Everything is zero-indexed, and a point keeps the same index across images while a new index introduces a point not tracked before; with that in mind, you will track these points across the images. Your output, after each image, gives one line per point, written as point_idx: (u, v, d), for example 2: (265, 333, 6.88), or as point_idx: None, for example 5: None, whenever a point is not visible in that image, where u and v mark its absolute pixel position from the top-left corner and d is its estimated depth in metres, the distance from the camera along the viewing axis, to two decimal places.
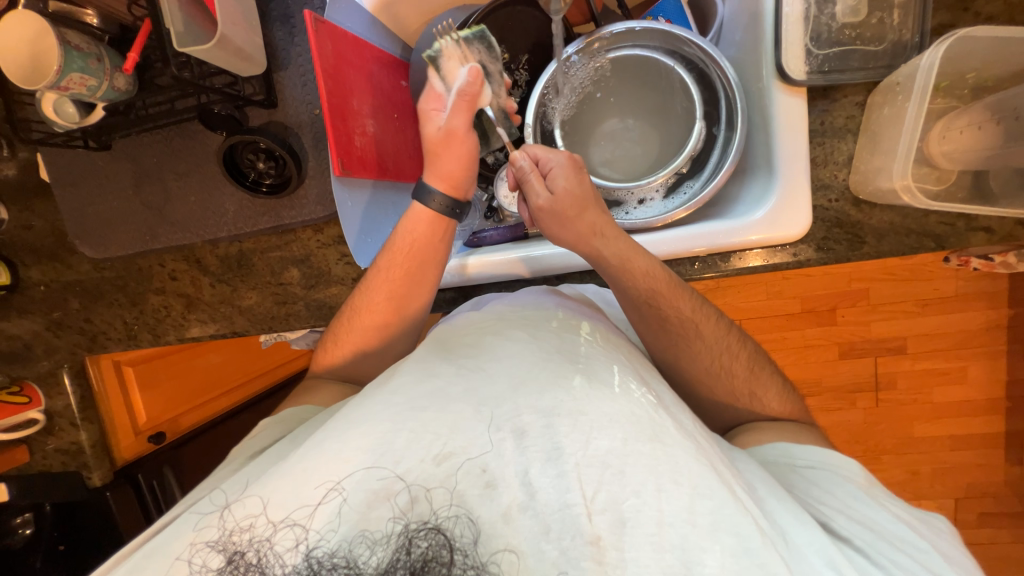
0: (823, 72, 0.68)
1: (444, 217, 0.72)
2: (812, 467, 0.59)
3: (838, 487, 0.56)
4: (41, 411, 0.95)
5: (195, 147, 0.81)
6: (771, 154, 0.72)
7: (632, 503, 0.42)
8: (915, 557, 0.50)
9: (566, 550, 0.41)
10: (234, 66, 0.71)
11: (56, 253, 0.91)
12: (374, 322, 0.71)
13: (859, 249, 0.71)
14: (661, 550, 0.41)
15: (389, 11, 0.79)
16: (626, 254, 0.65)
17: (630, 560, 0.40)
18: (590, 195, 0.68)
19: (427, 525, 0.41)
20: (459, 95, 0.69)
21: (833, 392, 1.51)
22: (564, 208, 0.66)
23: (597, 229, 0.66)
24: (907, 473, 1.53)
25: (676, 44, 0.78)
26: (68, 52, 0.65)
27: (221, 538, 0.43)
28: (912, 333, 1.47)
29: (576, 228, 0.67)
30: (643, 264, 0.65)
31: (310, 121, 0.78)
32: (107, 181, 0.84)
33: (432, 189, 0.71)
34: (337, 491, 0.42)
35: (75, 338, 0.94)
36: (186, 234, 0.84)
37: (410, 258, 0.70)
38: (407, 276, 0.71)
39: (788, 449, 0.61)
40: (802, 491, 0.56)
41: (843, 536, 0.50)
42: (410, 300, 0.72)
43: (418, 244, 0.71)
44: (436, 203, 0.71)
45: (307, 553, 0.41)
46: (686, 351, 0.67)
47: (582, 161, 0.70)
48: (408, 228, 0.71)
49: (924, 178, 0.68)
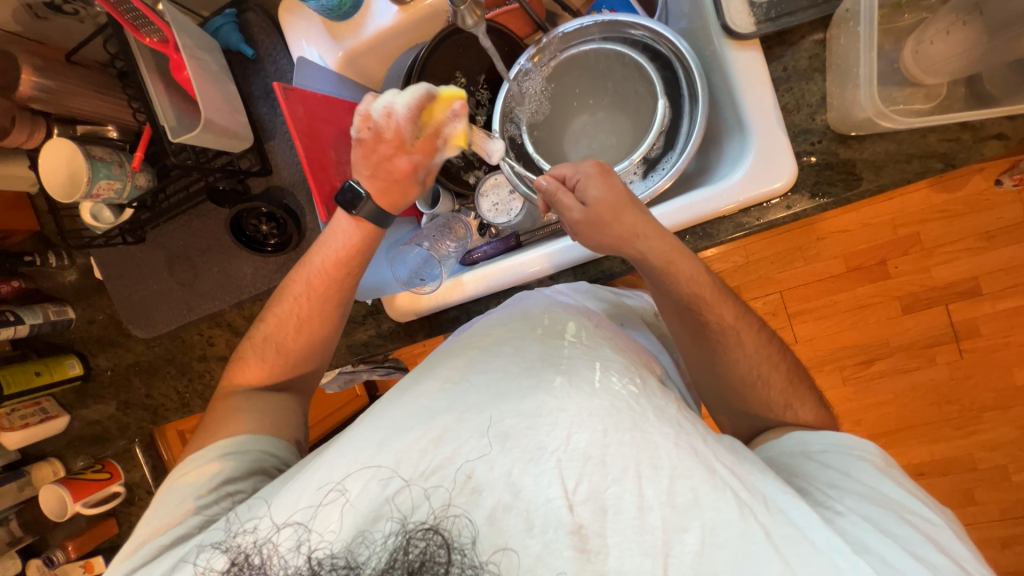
0: (771, 19, 0.67)
1: (369, 225, 0.73)
2: (832, 450, 0.56)
3: (854, 467, 0.53)
4: (122, 484, 1.08)
5: (211, 223, 0.91)
6: (739, 111, 0.71)
7: (612, 490, 0.44)
8: (929, 534, 0.46)
9: (549, 542, 0.42)
10: (224, 145, 0.80)
11: (117, 339, 1.02)
12: (290, 337, 0.72)
13: (857, 187, 0.66)
14: (642, 531, 0.43)
15: (352, 65, 0.87)
16: (671, 255, 0.63)
17: (612, 544, 0.42)
18: (625, 195, 0.64)
19: (424, 525, 0.44)
20: (376, 129, 0.71)
21: (904, 352, 1.37)
22: (601, 215, 0.63)
23: (637, 230, 0.63)
24: (1019, 430, 1.34)
25: (621, 29, 0.80)
26: (94, 164, 0.75)
27: (226, 538, 0.48)
28: (981, 271, 1.32)
29: (615, 232, 0.64)
30: (687, 269, 0.63)
31: (302, 180, 0.87)
32: (146, 269, 0.94)
33: (362, 194, 0.71)
34: (338, 492, 0.46)
35: (140, 414, 1.03)
36: (214, 302, 0.92)
37: (339, 265, 0.72)
38: (331, 280, 0.72)
39: (802, 438, 0.58)
40: (815, 478, 0.53)
41: (837, 510, 0.48)
42: (331, 304, 0.73)
43: (348, 249, 0.72)
44: (364, 210, 0.72)
45: (309, 554, 0.45)
46: (724, 341, 0.64)
47: (610, 166, 0.67)
48: (333, 234, 0.72)
49: (909, 99, 0.66)
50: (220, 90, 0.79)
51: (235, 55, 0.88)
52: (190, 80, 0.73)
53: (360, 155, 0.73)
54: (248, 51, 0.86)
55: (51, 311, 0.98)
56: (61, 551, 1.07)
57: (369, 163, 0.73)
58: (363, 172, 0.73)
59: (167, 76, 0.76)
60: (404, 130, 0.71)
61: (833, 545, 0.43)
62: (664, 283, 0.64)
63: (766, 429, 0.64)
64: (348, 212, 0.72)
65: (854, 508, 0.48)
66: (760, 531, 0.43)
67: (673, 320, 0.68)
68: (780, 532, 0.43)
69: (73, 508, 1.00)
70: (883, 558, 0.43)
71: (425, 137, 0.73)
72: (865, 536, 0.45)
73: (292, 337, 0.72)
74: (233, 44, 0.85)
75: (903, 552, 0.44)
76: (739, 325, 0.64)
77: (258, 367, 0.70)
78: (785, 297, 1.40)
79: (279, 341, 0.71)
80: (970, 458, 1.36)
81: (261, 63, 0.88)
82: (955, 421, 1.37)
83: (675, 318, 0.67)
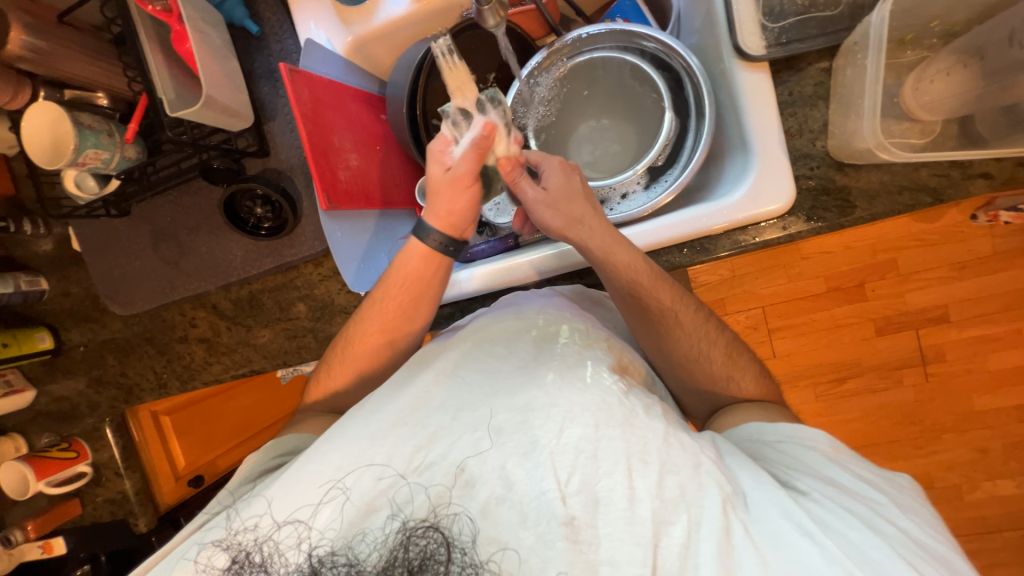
0: (781, 43, 0.69)
1: (438, 255, 0.69)
2: (788, 441, 0.55)
3: (804, 455, 0.52)
4: (88, 464, 1.03)
5: (202, 202, 0.88)
6: (744, 131, 0.72)
7: (604, 483, 0.45)
8: (879, 510, 0.47)
9: (542, 534, 0.44)
10: (223, 122, 0.77)
11: (93, 315, 0.98)
12: (363, 355, 0.69)
13: (850, 214, 0.69)
14: (632, 523, 0.44)
15: (360, 52, 0.85)
16: (609, 246, 0.64)
17: (603, 535, 0.44)
18: (582, 190, 0.67)
19: (426, 523, 0.45)
20: (472, 146, 0.65)
21: (877, 372, 1.42)
22: (553, 199, 0.66)
23: (583, 217, 0.66)
24: (975, 452, 1.41)
25: (632, 40, 0.80)
26: (82, 132, 0.72)
27: (226, 537, 0.47)
28: (951, 300, 1.38)
29: (561, 218, 0.66)
30: (622, 259, 0.63)
31: (300, 164, 0.85)
32: (128, 244, 0.91)
33: (428, 227, 0.69)
34: (338, 489, 0.46)
35: (113, 393, 0.99)
36: (200, 282, 0.90)
37: (405, 293, 0.69)
38: (400, 310, 0.69)
39: (759, 428, 0.57)
40: (773, 462, 0.53)
41: (800, 490, 0.48)
42: (403, 332, 0.70)
43: (418, 278, 0.69)
44: (431, 241, 0.68)
45: (309, 552, 0.45)
46: (718, 353, 0.65)
47: (575, 162, 0.70)
48: (405, 263, 0.69)
49: (906, 134, 0.68)
50: (221, 65, 0.76)
51: (239, 31, 0.85)
52: (192, 53, 0.71)
53: (440, 188, 0.67)
54: (252, 28, 0.83)
55: (24, 281, 0.93)
56: (20, 530, 1.03)
57: (443, 194, 0.67)
58: (436, 204, 0.68)
59: (167, 47, 0.74)
60: (462, 154, 0.66)
61: (803, 527, 0.44)
62: (658, 297, 0.64)
63: (723, 412, 0.64)
64: (416, 242, 0.69)
65: (816, 487, 0.49)
66: (741, 525, 0.44)
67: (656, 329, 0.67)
68: (760, 526, 0.45)
69: (35, 487, 0.96)
70: (845, 535, 0.44)
71: (479, 150, 0.65)
72: (830, 516, 0.45)
73: (350, 358, 0.69)
74: (238, 19, 0.83)
75: (861, 527, 0.45)
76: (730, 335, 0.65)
77: (332, 373, 0.69)
78: (767, 312, 1.44)
79: (351, 361, 0.69)
80: (929, 476, 1.43)
81: (266, 41, 0.86)
82: (918, 440, 1.43)
83: (622, 307, 0.66)
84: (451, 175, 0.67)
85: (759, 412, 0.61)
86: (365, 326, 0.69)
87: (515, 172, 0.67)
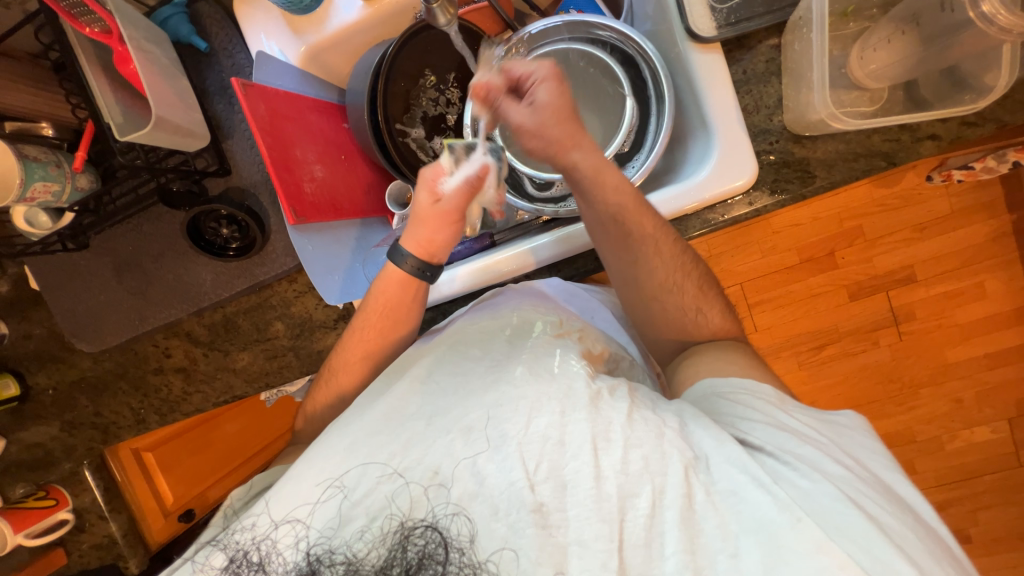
0: (731, 23, 0.70)
1: (415, 281, 0.67)
2: (737, 392, 0.55)
3: (754, 405, 0.53)
4: (70, 510, 0.99)
5: (164, 227, 0.85)
6: (704, 112, 0.74)
7: (571, 466, 0.45)
8: (824, 448, 0.49)
9: (512, 523, 0.44)
10: (178, 143, 0.75)
11: (59, 355, 0.93)
12: (349, 376, 0.67)
13: (812, 184, 0.71)
14: (599, 500, 0.44)
15: (316, 61, 0.84)
16: (599, 167, 0.63)
17: (571, 517, 0.44)
18: (571, 108, 0.63)
19: (424, 523, 0.45)
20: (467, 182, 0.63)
21: (854, 335, 1.47)
22: (544, 119, 0.62)
23: (574, 139, 0.63)
24: (951, 403, 1.47)
25: (587, 29, 0.81)
26: (27, 165, 0.68)
27: (225, 538, 0.48)
28: (916, 261, 1.43)
29: (552, 141, 0.63)
30: (612, 181, 0.63)
31: (264, 180, 0.83)
32: (90, 278, 0.87)
33: (405, 250, 0.66)
34: (338, 487, 0.47)
35: (88, 434, 0.95)
36: (169, 311, 0.87)
37: (384, 317, 0.67)
38: (382, 332, 0.67)
39: (711, 384, 0.58)
40: (725, 416, 0.53)
41: (756, 445, 0.49)
42: (389, 353, 0.68)
43: (397, 301, 0.67)
44: (407, 265, 0.66)
45: (307, 550, 0.46)
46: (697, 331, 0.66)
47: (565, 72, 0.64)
48: (381, 287, 0.67)
49: (856, 102, 0.71)
50: (170, 84, 0.74)
51: (186, 48, 0.83)
52: (138, 74, 0.68)
53: (425, 217, 0.64)
54: (201, 45, 0.81)
55: None
56: None
57: (426, 223, 0.65)
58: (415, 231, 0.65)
59: (110, 69, 0.71)
60: (453, 188, 0.63)
61: (753, 477, 0.45)
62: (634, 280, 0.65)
63: (684, 373, 0.64)
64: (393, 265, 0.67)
65: (766, 440, 0.49)
66: (700, 488, 0.45)
67: (635, 313, 0.69)
68: (718, 485, 0.45)
69: (13, 540, 0.92)
70: (795, 484, 0.45)
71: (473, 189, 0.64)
72: (783, 468, 0.46)
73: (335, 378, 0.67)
74: (184, 36, 0.80)
75: (812, 476, 0.46)
76: (708, 312, 0.66)
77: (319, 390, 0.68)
78: (745, 288, 1.47)
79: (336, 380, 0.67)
80: (909, 430, 1.49)
81: (216, 57, 0.83)
82: (897, 398, 1.48)
83: (599, 233, 0.65)
84: (439, 206, 0.64)
85: (713, 365, 0.61)
86: (348, 352, 0.67)
87: (490, 97, 0.64)
